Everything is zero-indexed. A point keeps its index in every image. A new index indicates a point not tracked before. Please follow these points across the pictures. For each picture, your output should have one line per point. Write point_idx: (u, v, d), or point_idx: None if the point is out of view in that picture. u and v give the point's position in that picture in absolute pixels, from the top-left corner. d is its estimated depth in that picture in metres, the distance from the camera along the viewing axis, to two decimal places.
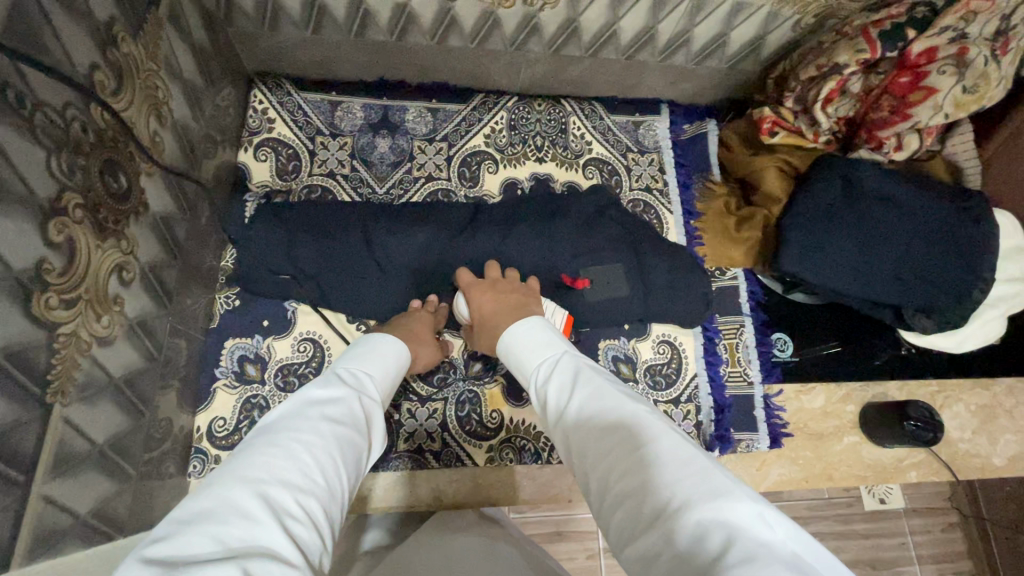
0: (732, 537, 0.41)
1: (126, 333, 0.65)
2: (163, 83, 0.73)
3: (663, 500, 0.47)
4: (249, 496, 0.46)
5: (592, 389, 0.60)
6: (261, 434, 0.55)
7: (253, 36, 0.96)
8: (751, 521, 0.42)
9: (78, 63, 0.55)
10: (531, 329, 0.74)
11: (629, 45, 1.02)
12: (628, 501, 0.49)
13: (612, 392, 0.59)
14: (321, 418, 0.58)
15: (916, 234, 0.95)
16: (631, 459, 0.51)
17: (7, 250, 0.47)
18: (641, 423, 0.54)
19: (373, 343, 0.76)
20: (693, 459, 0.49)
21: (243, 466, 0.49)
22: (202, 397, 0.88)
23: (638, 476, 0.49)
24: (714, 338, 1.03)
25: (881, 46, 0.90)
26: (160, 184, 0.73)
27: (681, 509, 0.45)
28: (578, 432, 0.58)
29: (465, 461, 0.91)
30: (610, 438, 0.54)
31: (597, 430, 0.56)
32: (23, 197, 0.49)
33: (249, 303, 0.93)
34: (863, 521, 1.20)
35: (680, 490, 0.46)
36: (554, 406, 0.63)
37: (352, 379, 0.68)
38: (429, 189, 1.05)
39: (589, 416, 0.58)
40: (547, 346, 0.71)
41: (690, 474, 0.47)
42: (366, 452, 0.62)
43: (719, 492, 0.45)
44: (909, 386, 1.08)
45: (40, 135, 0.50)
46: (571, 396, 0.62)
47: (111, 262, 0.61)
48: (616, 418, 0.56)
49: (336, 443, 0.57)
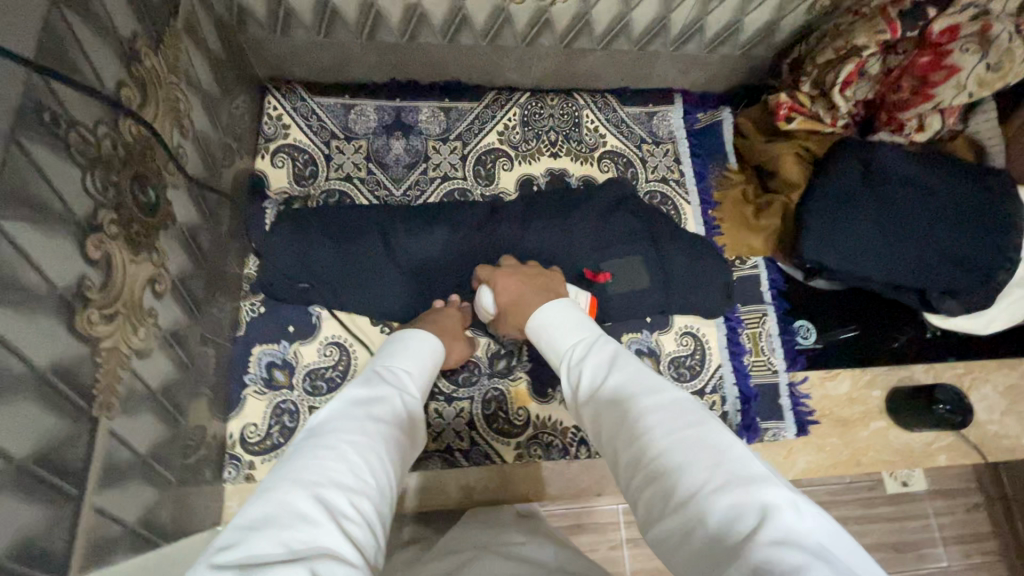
0: (768, 519, 0.41)
1: (161, 345, 0.66)
2: (184, 95, 0.73)
3: (698, 479, 0.46)
4: (305, 499, 0.47)
5: (630, 372, 0.60)
6: (311, 437, 0.56)
7: (264, 42, 0.96)
8: (787, 505, 0.43)
9: (106, 80, 0.56)
10: (565, 313, 0.74)
11: (641, 35, 1.01)
12: (661, 478, 0.49)
13: (652, 376, 0.59)
14: (367, 418, 0.59)
15: (937, 217, 0.95)
16: (667, 437, 0.51)
17: (50, 267, 0.48)
18: (679, 405, 0.54)
19: (406, 341, 0.77)
20: (731, 445, 0.49)
21: (298, 469, 0.50)
22: (233, 403, 0.89)
23: (677, 452, 0.49)
24: (737, 327, 1.02)
25: (901, 25, 0.88)
26: (186, 195, 0.74)
27: (719, 489, 0.45)
28: (614, 410, 0.57)
29: (493, 458, 0.91)
30: (650, 412, 0.54)
31: (635, 407, 0.55)
32: (63, 215, 0.49)
33: (274, 310, 0.93)
34: (885, 504, 1.19)
35: (720, 470, 0.46)
36: (588, 385, 0.62)
37: (391, 378, 0.69)
38: (446, 189, 1.05)
39: (626, 394, 0.57)
40: (583, 327, 0.71)
41: (728, 459, 0.47)
42: (406, 458, 0.63)
43: (754, 478, 0.45)
44: (936, 369, 1.07)
45: (75, 154, 0.51)
46: (610, 374, 0.61)
47: (143, 275, 0.62)
48: (655, 397, 0.55)
49: (382, 443, 0.58)
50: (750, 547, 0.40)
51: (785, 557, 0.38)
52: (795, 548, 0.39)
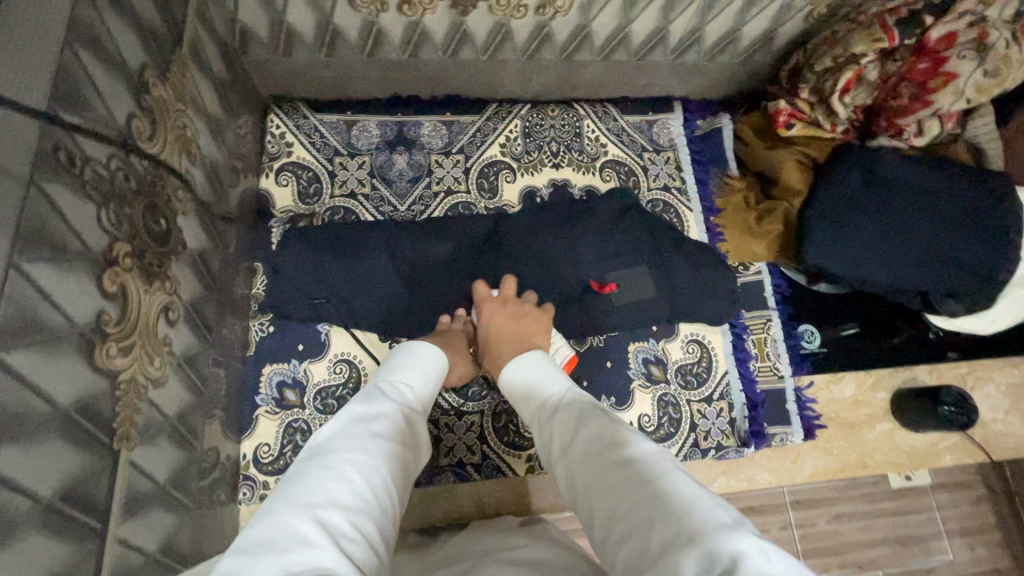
0: (739, 564, 0.42)
1: (176, 372, 0.67)
2: (190, 121, 0.73)
3: (672, 528, 0.47)
4: (305, 521, 0.48)
5: (600, 428, 0.61)
6: (313, 457, 0.57)
7: (265, 61, 0.96)
8: (757, 551, 0.43)
9: (117, 114, 0.56)
10: (535, 366, 0.75)
11: (641, 46, 1.01)
12: (636, 533, 0.49)
13: (622, 431, 0.61)
14: (366, 437, 0.60)
15: (937, 220, 0.96)
16: (638, 494, 0.52)
17: (69, 304, 0.48)
18: (649, 462, 0.55)
19: (411, 353, 0.77)
20: (699, 497, 0.50)
21: (299, 492, 0.51)
22: (246, 424, 0.89)
23: (648, 508, 0.50)
24: (742, 334, 1.03)
25: (898, 33, 0.90)
26: (195, 221, 0.74)
27: (691, 539, 0.45)
28: (587, 472, 0.58)
29: (505, 471, 0.92)
30: (621, 470, 0.55)
31: (607, 465, 0.56)
32: (81, 252, 0.50)
33: (283, 329, 0.94)
34: (891, 498, 1.04)
35: (691, 521, 0.47)
36: (560, 445, 0.64)
37: (393, 395, 0.69)
38: (450, 203, 1.06)
39: (597, 453, 0.58)
40: (554, 381, 0.73)
41: (697, 510, 0.48)
42: (409, 473, 0.63)
43: (726, 526, 0.46)
44: (939, 369, 1.08)
45: (91, 191, 0.51)
46: (581, 430, 0.62)
47: (157, 304, 0.62)
48: (625, 454, 0.57)
49: (384, 462, 0.58)
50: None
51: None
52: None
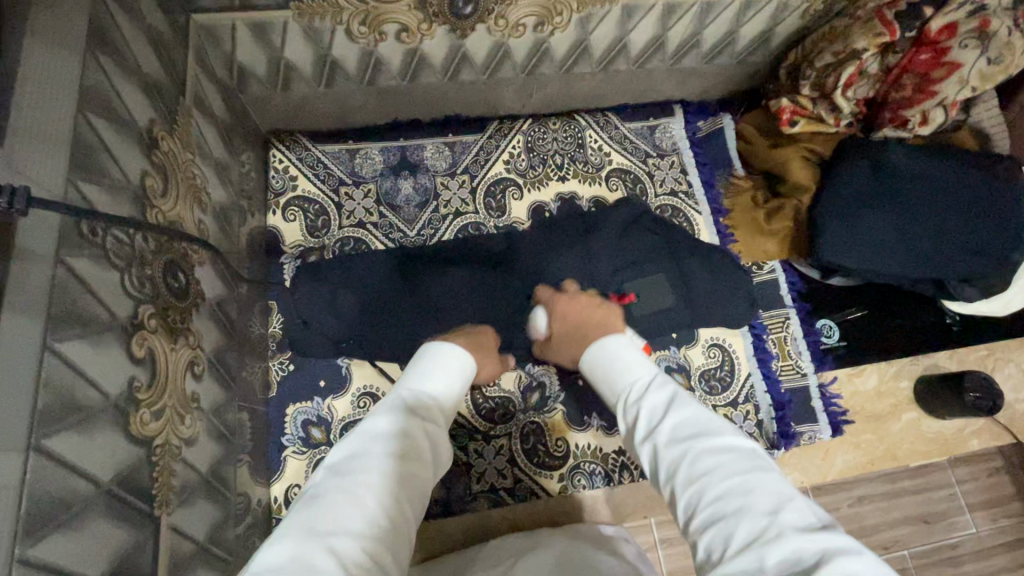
0: (826, 559, 0.42)
1: (206, 427, 0.66)
2: (199, 169, 0.73)
3: (759, 522, 0.46)
4: (315, 550, 0.45)
5: (689, 413, 0.60)
6: (330, 476, 0.54)
7: (265, 98, 0.95)
8: (848, 549, 0.43)
9: (131, 174, 0.55)
10: (622, 349, 0.76)
11: (640, 54, 1.01)
12: (720, 521, 0.48)
13: (714, 422, 0.59)
14: (389, 455, 0.57)
15: (948, 208, 0.96)
16: (725, 483, 0.51)
17: (101, 377, 0.47)
18: (737, 452, 0.54)
19: (436, 363, 0.75)
20: (788, 494, 0.49)
21: (313, 517, 0.49)
22: (274, 466, 0.89)
23: (736, 497, 0.49)
24: (762, 335, 1.03)
25: (899, 26, 0.89)
26: (211, 269, 0.73)
27: (779, 533, 0.45)
28: (670, 453, 0.57)
29: (538, 492, 0.91)
30: (709, 457, 0.54)
31: (693, 450, 0.55)
32: (108, 321, 0.49)
33: (303, 367, 0.93)
34: (910, 477, 1.04)
35: (781, 517, 0.46)
36: (648, 426, 0.62)
37: (420, 409, 0.66)
38: (460, 225, 1.05)
39: (684, 436, 0.57)
40: (642, 365, 0.72)
41: (786, 507, 0.47)
42: (421, 492, 0.59)
43: (814, 528, 0.45)
44: (959, 354, 1.08)
45: (113, 257, 0.51)
46: (670, 413, 0.61)
47: (183, 361, 0.61)
48: (716, 442, 0.55)
49: (400, 483, 0.55)
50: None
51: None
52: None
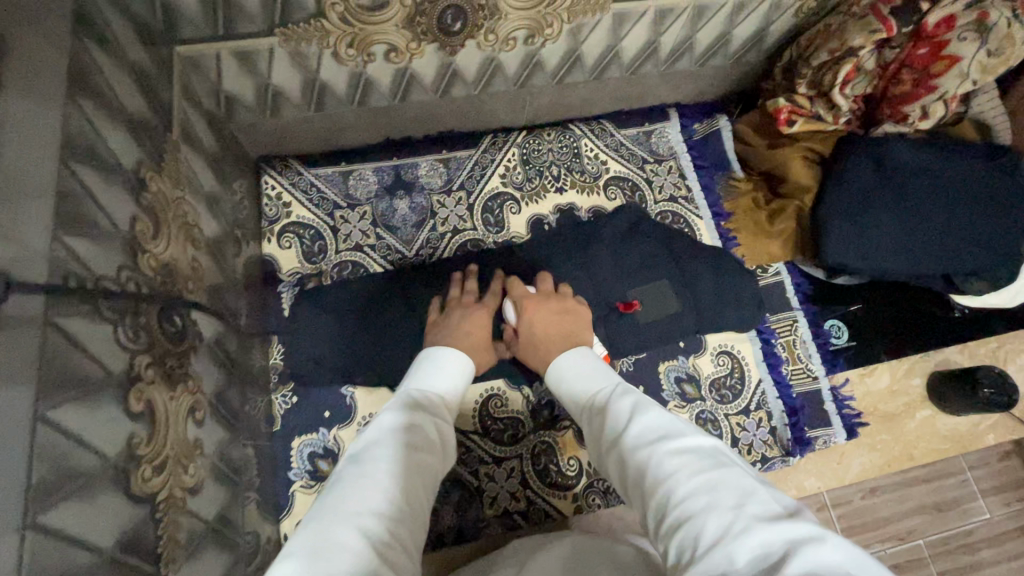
0: (793, 551, 0.40)
1: (211, 472, 0.64)
2: (189, 205, 0.71)
3: (725, 520, 0.44)
4: (347, 529, 0.46)
5: (650, 416, 0.58)
6: (351, 463, 0.54)
7: (253, 124, 0.93)
8: (814, 538, 0.40)
9: (120, 221, 0.54)
10: (584, 362, 0.73)
11: (632, 61, 0.99)
12: (688, 522, 0.46)
13: (675, 421, 0.57)
14: (399, 445, 0.56)
15: (953, 202, 0.94)
16: (689, 482, 0.49)
17: (99, 438, 0.45)
18: (699, 450, 0.52)
19: (437, 359, 0.73)
20: (753, 487, 0.47)
21: (342, 498, 0.49)
22: (282, 502, 0.87)
23: (702, 495, 0.47)
24: (771, 339, 1.02)
25: (895, 22, 0.89)
26: (207, 307, 0.71)
27: (745, 527, 0.43)
28: (635, 458, 0.55)
29: (552, 515, 0.89)
30: (672, 460, 0.52)
31: (657, 452, 0.53)
32: (102, 379, 0.47)
33: (306, 398, 0.91)
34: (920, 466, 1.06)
35: (746, 512, 0.44)
36: (612, 435, 0.59)
37: (426, 405, 0.65)
38: (459, 242, 1.03)
39: (647, 439, 0.55)
40: (605, 374, 0.69)
41: (753, 501, 0.45)
42: (433, 483, 0.59)
43: (779, 520, 0.43)
44: (970, 347, 1.07)
45: (105, 310, 0.49)
46: (632, 419, 0.59)
47: (183, 408, 0.59)
48: (679, 443, 0.53)
49: (418, 469, 0.56)
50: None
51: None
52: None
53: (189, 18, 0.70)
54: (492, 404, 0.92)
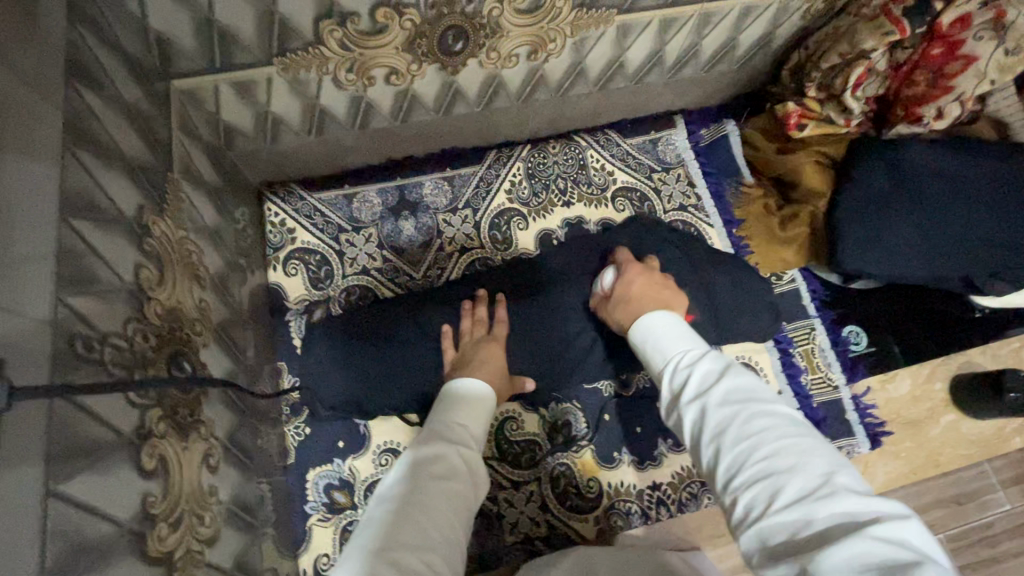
0: (878, 520, 0.41)
1: (226, 519, 0.63)
2: (194, 244, 0.69)
3: (812, 484, 0.44)
4: (380, 564, 0.46)
5: (742, 376, 0.56)
6: (381, 500, 0.55)
7: (254, 152, 0.91)
8: (898, 512, 0.41)
9: (124, 273, 0.52)
10: (670, 323, 0.68)
11: (637, 71, 0.97)
12: (773, 481, 0.46)
13: (763, 387, 0.55)
14: (425, 476, 0.56)
15: (974, 203, 0.91)
16: (777, 444, 0.48)
17: (113, 505, 0.44)
18: (790, 417, 0.51)
19: (455, 393, 0.71)
20: (840, 461, 0.47)
21: (372, 536, 0.49)
22: (300, 537, 0.86)
23: (789, 458, 0.47)
24: (789, 349, 1.01)
25: (909, 22, 0.86)
26: (215, 347, 0.70)
27: (830, 493, 0.43)
28: (720, 411, 0.53)
29: (575, 538, 0.88)
30: (761, 419, 0.51)
31: (746, 409, 0.52)
32: (114, 442, 0.46)
33: (320, 428, 0.91)
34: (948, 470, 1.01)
35: (833, 481, 0.44)
36: (692, 384, 0.58)
37: (449, 432, 0.64)
38: (467, 261, 1.02)
39: (737, 395, 0.53)
40: (693, 337, 0.66)
41: (839, 472, 0.46)
42: (470, 507, 0.57)
43: (864, 492, 0.44)
44: (992, 348, 1.05)
45: (114, 369, 0.47)
46: (719, 375, 0.57)
47: (197, 457, 0.58)
48: (770, 407, 0.52)
49: (453, 498, 0.55)
50: (852, 533, 0.39)
51: (891, 551, 0.38)
52: (899, 545, 0.39)
53: (185, 52, 0.68)
54: (509, 427, 0.91)
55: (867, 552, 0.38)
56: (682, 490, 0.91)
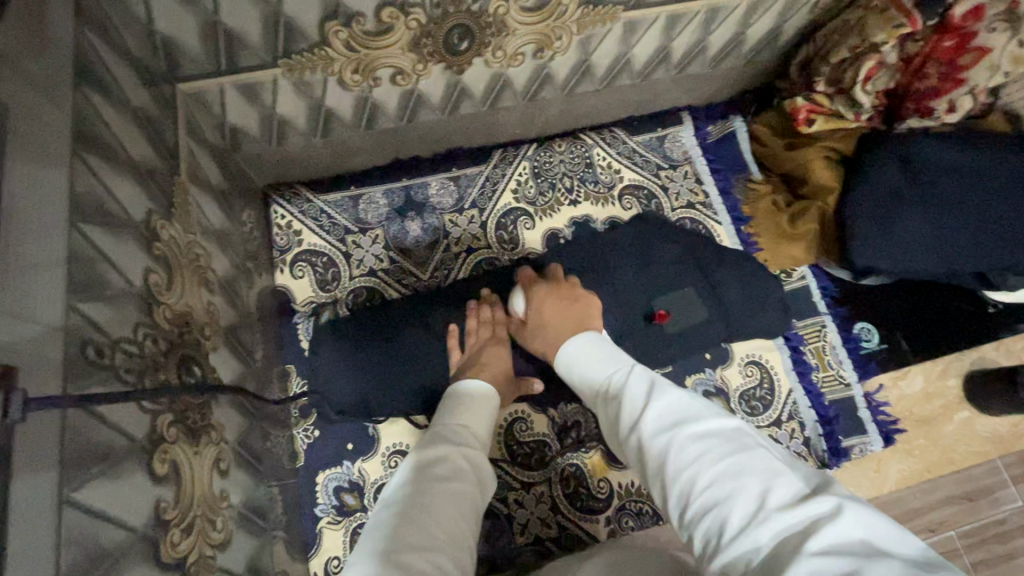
0: (816, 531, 0.39)
1: (238, 523, 0.63)
2: (202, 247, 0.69)
3: (750, 506, 0.43)
4: (384, 568, 0.45)
5: (668, 401, 0.55)
6: (385, 506, 0.54)
7: (260, 154, 0.91)
8: (833, 512, 0.40)
9: (134, 277, 0.52)
10: (589, 346, 0.70)
11: (643, 68, 0.96)
12: (715, 508, 0.44)
13: (692, 405, 0.54)
14: (427, 478, 0.55)
15: (988, 197, 0.89)
16: (713, 468, 0.47)
17: (126, 512, 0.44)
18: (722, 434, 0.50)
19: (458, 396, 0.71)
20: (777, 467, 0.46)
21: (377, 541, 0.48)
22: (310, 540, 0.86)
23: (724, 482, 0.45)
24: (799, 346, 1.00)
25: (919, 15, 0.84)
26: (224, 350, 0.70)
27: (767, 514, 0.41)
28: (655, 447, 0.52)
29: (586, 539, 0.87)
30: (694, 446, 0.49)
31: (678, 438, 0.51)
32: (126, 447, 0.45)
33: (329, 430, 0.91)
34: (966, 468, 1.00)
35: (768, 498, 0.43)
36: (624, 419, 0.57)
37: (452, 434, 0.63)
38: (474, 262, 1.01)
39: (668, 426, 0.53)
40: (616, 359, 0.66)
41: (777, 481, 0.44)
42: (476, 510, 0.56)
43: (802, 499, 0.42)
44: (1006, 344, 1.03)
45: (125, 374, 0.47)
46: (646, 405, 0.56)
47: (207, 462, 0.58)
48: (701, 428, 0.51)
49: (456, 502, 0.54)
50: (794, 558, 0.38)
51: (831, 567, 0.36)
52: (841, 556, 0.37)
53: (191, 55, 0.68)
54: (518, 428, 0.90)
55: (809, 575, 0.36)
56: None
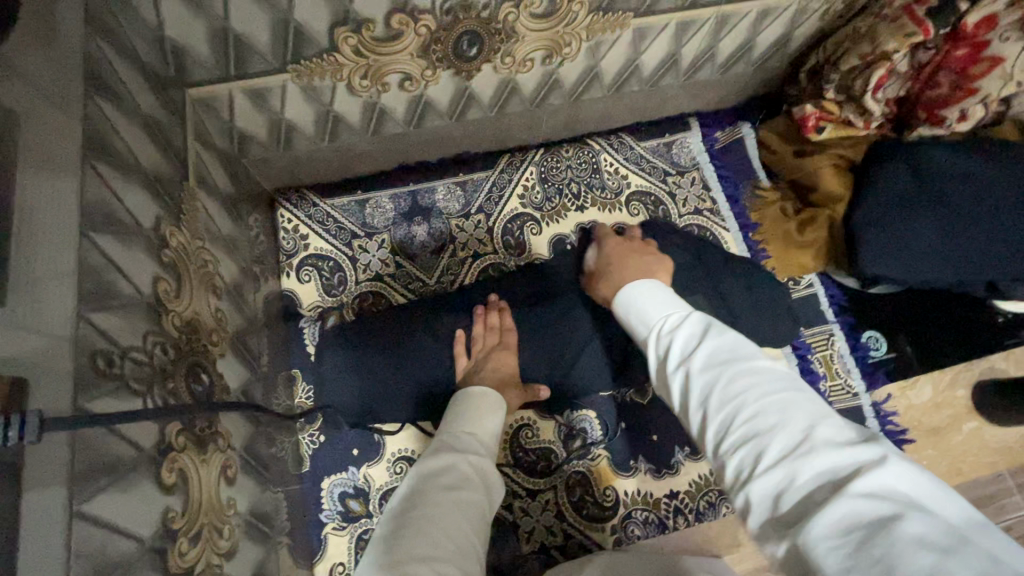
0: (860, 473, 0.38)
1: (244, 531, 0.63)
2: (210, 253, 0.69)
3: (795, 442, 0.42)
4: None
5: (724, 335, 0.53)
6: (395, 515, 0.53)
7: (267, 158, 0.91)
8: (882, 458, 0.39)
9: (142, 285, 0.52)
10: (647, 291, 0.66)
11: (652, 74, 0.96)
12: (757, 442, 0.44)
13: (745, 342, 0.52)
14: (433, 488, 0.55)
15: (1001, 204, 0.87)
16: (761, 403, 0.45)
17: (134, 523, 0.43)
18: (773, 373, 0.48)
19: (459, 404, 0.71)
20: (826, 412, 0.45)
21: (389, 551, 0.48)
22: (315, 546, 0.86)
23: (770, 417, 0.44)
24: (806, 355, 1.01)
25: (932, 24, 0.84)
26: (231, 356, 0.70)
27: (812, 449, 0.41)
28: (703, 377, 0.50)
29: (591, 548, 0.87)
30: (743, 379, 0.48)
31: (729, 370, 0.49)
32: (134, 458, 0.45)
33: (334, 436, 0.91)
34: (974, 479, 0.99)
35: (816, 434, 0.42)
36: (675, 351, 0.55)
37: (458, 442, 0.63)
38: (480, 267, 1.01)
39: (721, 357, 0.51)
40: (676, 302, 0.63)
41: (824, 424, 0.43)
42: (484, 519, 0.56)
43: (848, 442, 0.42)
44: (1017, 354, 1.02)
45: (134, 384, 0.47)
46: (701, 340, 0.54)
47: (215, 470, 0.58)
48: (752, 365, 0.49)
49: (461, 510, 0.54)
50: (835, 496, 0.37)
51: (874, 510, 0.36)
52: (888, 500, 0.36)
53: (199, 60, 0.68)
54: (524, 435, 0.90)
55: (848, 513, 0.36)
56: (700, 499, 0.90)
